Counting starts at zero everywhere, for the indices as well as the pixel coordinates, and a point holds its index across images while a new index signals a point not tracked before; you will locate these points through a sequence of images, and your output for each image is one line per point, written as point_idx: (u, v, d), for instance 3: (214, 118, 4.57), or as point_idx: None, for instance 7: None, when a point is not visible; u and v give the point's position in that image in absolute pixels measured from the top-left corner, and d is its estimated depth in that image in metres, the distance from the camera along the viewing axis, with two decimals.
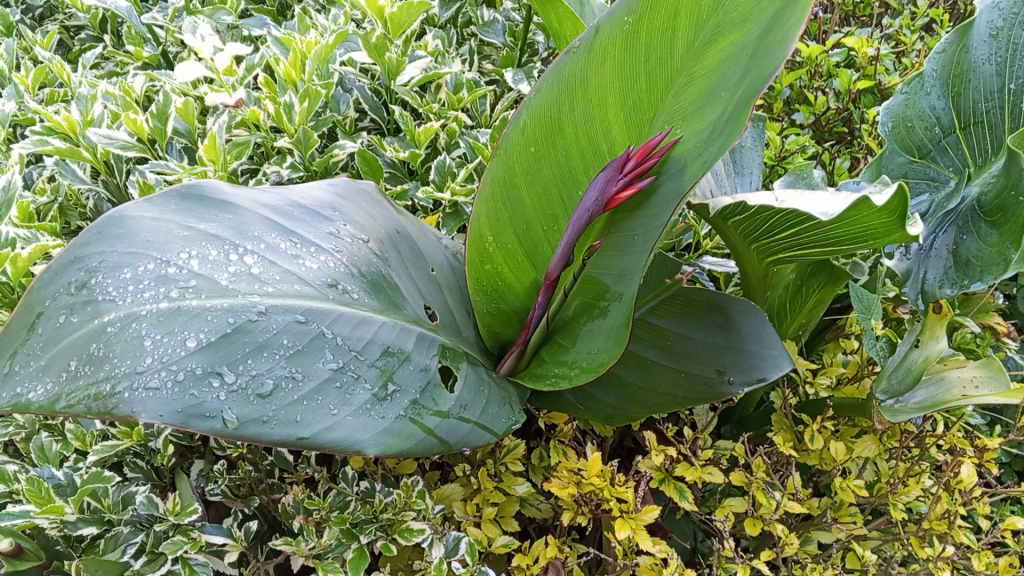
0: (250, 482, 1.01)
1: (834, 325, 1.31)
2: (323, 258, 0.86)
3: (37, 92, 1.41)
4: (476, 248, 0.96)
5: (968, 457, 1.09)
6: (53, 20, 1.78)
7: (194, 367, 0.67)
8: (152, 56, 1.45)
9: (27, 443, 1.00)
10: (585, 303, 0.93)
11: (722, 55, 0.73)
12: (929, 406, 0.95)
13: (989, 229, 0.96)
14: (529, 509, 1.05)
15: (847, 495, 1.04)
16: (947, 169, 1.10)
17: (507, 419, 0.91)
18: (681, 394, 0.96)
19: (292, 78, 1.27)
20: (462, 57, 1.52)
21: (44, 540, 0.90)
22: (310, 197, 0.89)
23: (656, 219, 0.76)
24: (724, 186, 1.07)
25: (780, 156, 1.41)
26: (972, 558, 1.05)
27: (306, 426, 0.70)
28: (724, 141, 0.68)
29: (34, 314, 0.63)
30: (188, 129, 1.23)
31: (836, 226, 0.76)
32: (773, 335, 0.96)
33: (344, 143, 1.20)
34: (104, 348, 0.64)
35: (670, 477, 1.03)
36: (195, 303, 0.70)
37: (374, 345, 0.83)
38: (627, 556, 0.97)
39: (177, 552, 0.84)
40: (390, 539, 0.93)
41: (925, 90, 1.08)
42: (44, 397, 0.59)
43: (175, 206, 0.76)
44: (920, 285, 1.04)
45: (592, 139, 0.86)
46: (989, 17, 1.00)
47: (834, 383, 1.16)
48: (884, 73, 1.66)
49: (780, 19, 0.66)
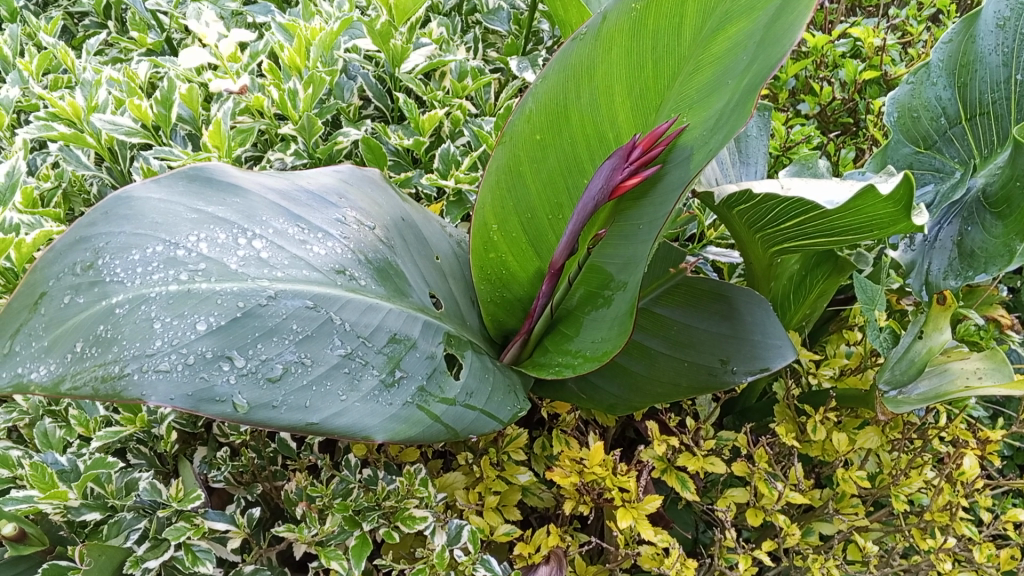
0: (253, 469, 1.01)
1: (837, 317, 1.31)
2: (330, 244, 0.86)
3: (41, 78, 1.41)
4: (481, 236, 0.96)
5: (970, 449, 1.09)
6: (56, 6, 1.77)
7: (204, 351, 0.67)
8: (156, 43, 1.46)
9: (31, 428, 1.00)
10: (589, 292, 0.93)
11: (729, 43, 0.73)
12: (933, 398, 0.95)
13: (995, 220, 0.96)
14: (531, 498, 1.05)
15: (850, 487, 1.04)
16: (953, 160, 1.09)
17: (512, 406, 0.91)
18: (684, 383, 0.96)
19: (297, 65, 1.26)
20: (467, 45, 1.52)
21: (47, 525, 0.90)
22: (317, 183, 0.89)
23: (661, 207, 0.76)
24: (729, 176, 1.07)
25: (786, 146, 1.41)
26: (972, 549, 1.05)
27: (316, 412, 0.70)
28: (731, 129, 0.68)
29: (36, 294, 0.62)
30: (193, 115, 1.22)
31: (841, 215, 0.75)
32: (777, 325, 0.96)
33: (348, 131, 1.20)
34: (112, 330, 0.63)
35: (672, 467, 1.03)
36: (204, 286, 0.70)
37: (382, 332, 0.83)
38: (629, 545, 0.97)
39: (180, 538, 0.84)
40: (392, 526, 0.93)
41: (931, 81, 1.07)
42: (48, 378, 0.59)
43: (183, 187, 0.76)
44: (925, 276, 1.04)
45: (598, 126, 0.85)
46: (996, 8, 0.98)
47: (837, 373, 1.16)
48: (891, 64, 1.65)
49: (788, 7, 0.66)
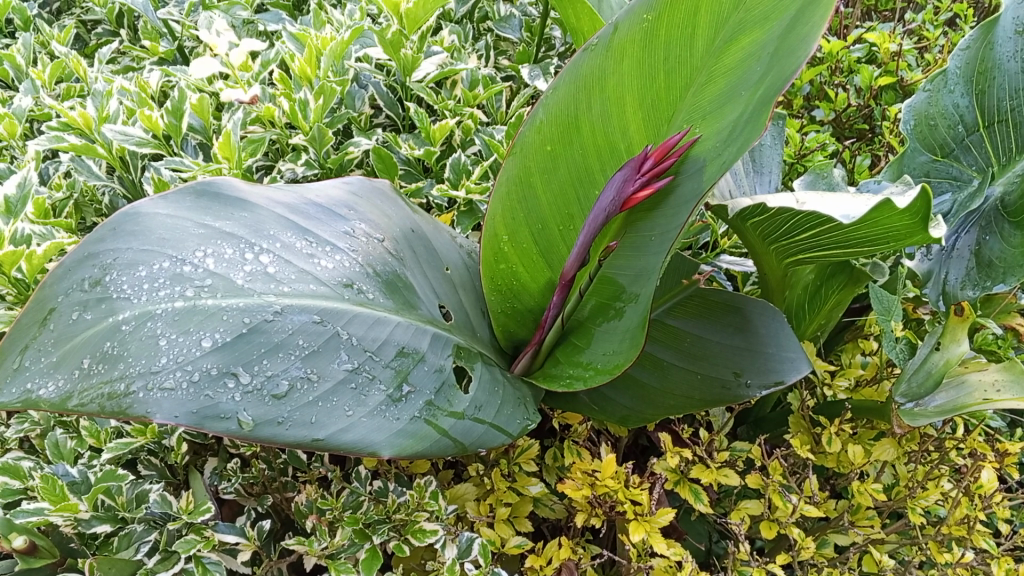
0: (263, 480, 1.01)
1: (852, 326, 1.29)
2: (338, 257, 0.85)
3: (54, 87, 1.42)
4: (491, 247, 0.95)
5: (989, 461, 1.07)
6: (70, 14, 1.77)
7: (209, 367, 0.67)
8: (167, 51, 1.47)
9: (42, 438, 1.00)
10: (601, 304, 0.92)
11: (743, 53, 0.72)
12: (951, 410, 0.94)
13: (1013, 229, 0.97)
14: (542, 509, 1.05)
15: (866, 499, 1.02)
16: (970, 168, 1.07)
17: (522, 419, 0.90)
18: (697, 397, 0.95)
19: (307, 75, 1.26)
20: (478, 53, 1.51)
21: (57, 538, 0.90)
22: (326, 196, 0.89)
23: (673, 219, 0.75)
24: (743, 186, 1.05)
25: (800, 153, 1.40)
26: (991, 564, 1.03)
27: (321, 427, 0.70)
28: (744, 142, 0.67)
29: (45, 310, 0.62)
30: (203, 125, 1.22)
31: (858, 228, 0.74)
32: (791, 337, 0.95)
33: (359, 141, 1.20)
34: (118, 347, 0.63)
35: (685, 479, 1.02)
36: (210, 302, 0.70)
37: (389, 346, 0.83)
38: (641, 559, 0.96)
39: (190, 551, 0.84)
40: (402, 539, 0.92)
41: (948, 88, 1.05)
42: (57, 394, 0.58)
43: (191, 202, 0.75)
44: (942, 286, 1.03)
45: (609, 137, 0.84)
46: (1015, 14, 0.97)
47: (853, 384, 1.14)
48: (907, 69, 1.63)
49: (803, 18, 0.65)
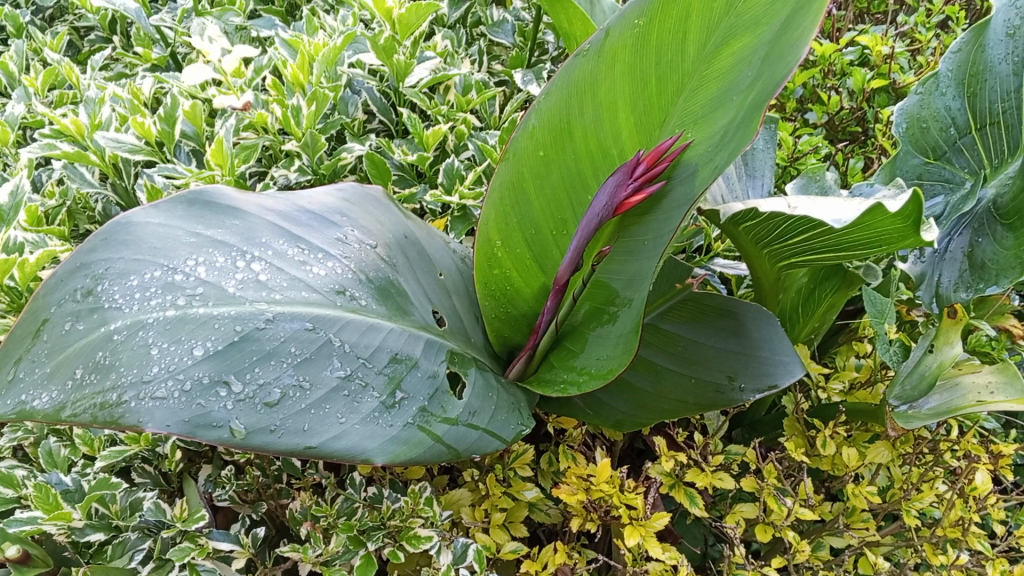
0: (258, 488, 1.01)
1: (846, 328, 1.29)
2: (331, 264, 0.85)
3: (47, 94, 1.42)
4: (485, 252, 0.95)
5: (983, 463, 1.07)
6: (63, 21, 1.77)
7: (201, 376, 0.66)
8: (160, 58, 1.47)
9: (35, 447, 1.00)
10: (594, 308, 0.92)
11: (734, 58, 0.72)
12: (944, 412, 0.94)
13: (1006, 232, 0.96)
14: (537, 514, 1.04)
15: (860, 502, 1.02)
16: (963, 170, 1.07)
17: (516, 425, 0.90)
18: (691, 401, 0.95)
19: (300, 81, 1.27)
20: (471, 58, 1.52)
21: (51, 546, 0.90)
22: (318, 203, 0.89)
23: (667, 224, 0.75)
24: (735, 190, 1.06)
25: (793, 156, 1.40)
26: (985, 565, 1.03)
27: (314, 435, 0.70)
28: (737, 146, 0.67)
29: (38, 321, 0.63)
30: (197, 132, 1.21)
31: (849, 231, 0.74)
32: (785, 341, 0.95)
33: (352, 147, 1.20)
34: (109, 357, 0.63)
35: (680, 483, 1.02)
36: (202, 311, 0.70)
37: (382, 352, 0.83)
38: (636, 563, 0.96)
39: (184, 559, 0.83)
40: (397, 545, 0.91)
41: (940, 90, 1.06)
42: (50, 405, 0.58)
43: (183, 211, 0.76)
44: (935, 289, 1.04)
45: (601, 142, 0.84)
46: (1006, 16, 0.96)
47: (847, 387, 1.14)
48: (899, 72, 1.63)
49: (793, 22, 0.66)
